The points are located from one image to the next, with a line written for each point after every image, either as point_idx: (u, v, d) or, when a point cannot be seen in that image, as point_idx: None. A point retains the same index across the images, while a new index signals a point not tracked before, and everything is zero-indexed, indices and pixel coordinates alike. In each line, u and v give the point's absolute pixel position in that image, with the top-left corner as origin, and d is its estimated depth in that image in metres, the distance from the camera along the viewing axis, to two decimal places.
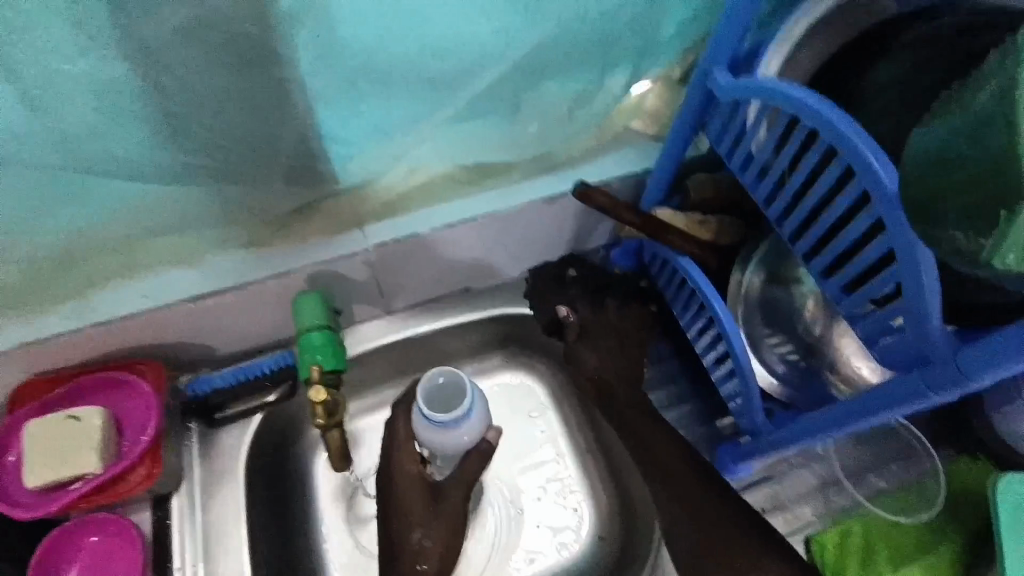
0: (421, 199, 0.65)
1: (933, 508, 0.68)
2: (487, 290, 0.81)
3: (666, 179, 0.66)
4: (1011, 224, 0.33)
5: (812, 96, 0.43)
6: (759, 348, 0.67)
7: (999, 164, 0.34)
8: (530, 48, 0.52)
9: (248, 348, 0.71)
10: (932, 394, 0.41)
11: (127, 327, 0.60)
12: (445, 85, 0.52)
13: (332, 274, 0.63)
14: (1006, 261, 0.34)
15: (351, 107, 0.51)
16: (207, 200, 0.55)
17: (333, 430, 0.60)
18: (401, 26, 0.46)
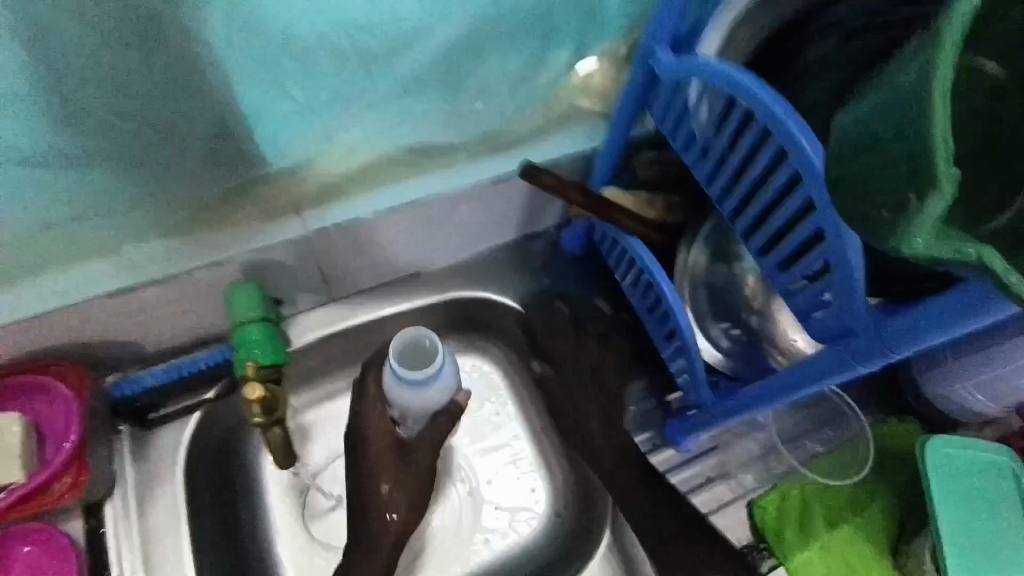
0: (362, 180, 0.63)
1: (861, 470, 0.73)
2: (437, 274, 0.80)
3: (613, 158, 0.66)
4: (919, 209, 0.31)
5: (748, 76, 0.44)
6: (704, 322, 0.70)
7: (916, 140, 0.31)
8: (458, 16, 0.51)
9: (181, 343, 0.67)
10: (857, 364, 0.43)
11: (41, 326, 0.55)
12: (370, 56, 0.51)
13: (269, 262, 0.60)
14: (913, 246, 0.31)
15: (273, 76, 0.49)
16: (123, 183, 0.52)
17: (275, 426, 0.58)
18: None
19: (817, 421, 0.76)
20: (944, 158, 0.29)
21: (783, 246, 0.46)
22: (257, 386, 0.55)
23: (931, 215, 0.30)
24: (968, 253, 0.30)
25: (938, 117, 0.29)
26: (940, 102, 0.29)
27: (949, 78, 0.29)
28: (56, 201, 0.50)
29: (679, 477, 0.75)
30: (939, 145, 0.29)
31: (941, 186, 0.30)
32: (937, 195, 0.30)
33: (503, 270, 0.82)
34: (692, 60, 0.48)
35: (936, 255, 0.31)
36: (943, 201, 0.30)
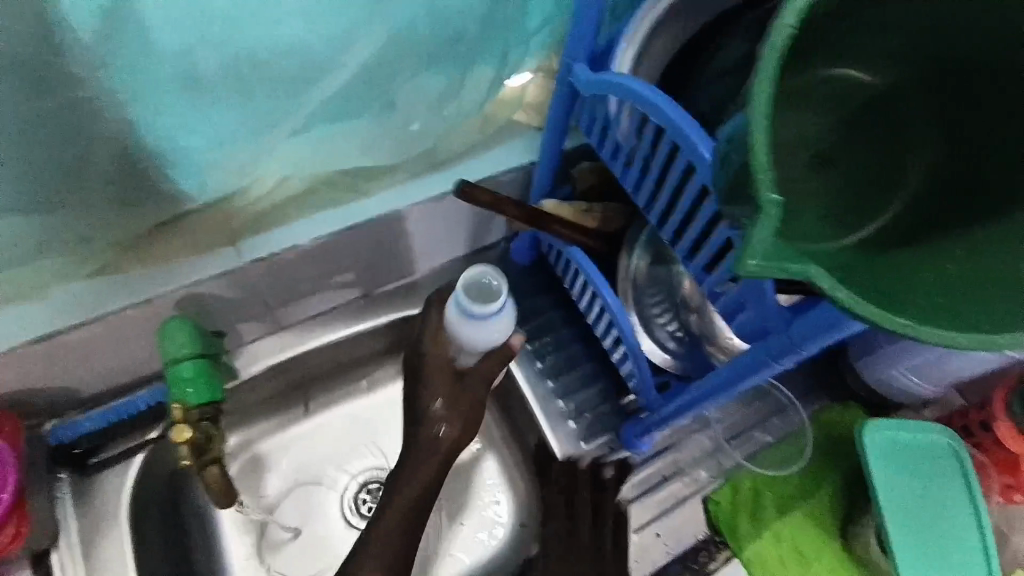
0: (297, 208, 0.62)
1: (802, 459, 0.75)
2: (387, 294, 0.79)
3: (549, 170, 0.67)
4: (753, 227, 0.30)
5: (655, 93, 0.45)
6: (650, 327, 0.71)
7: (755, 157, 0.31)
8: (370, 44, 0.50)
9: (121, 383, 0.66)
10: (776, 363, 0.45)
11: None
12: (282, 91, 0.49)
13: (203, 296, 0.59)
14: (745, 268, 0.30)
15: (184, 119, 0.47)
16: (42, 230, 0.50)
17: (211, 466, 0.57)
18: (218, 33, 0.43)
19: (767, 413, 0.77)
20: (767, 183, 0.30)
21: (703, 252, 0.47)
22: (184, 430, 0.55)
23: (759, 238, 0.30)
24: (795, 271, 0.30)
25: (757, 140, 0.30)
26: (759, 127, 0.30)
27: (767, 100, 0.30)
28: None
29: (635, 480, 0.75)
30: (759, 171, 0.30)
31: (765, 210, 0.30)
32: (764, 219, 0.30)
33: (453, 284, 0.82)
34: (605, 77, 0.49)
35: (769, 277, 0.30)
36: (770, 224, 0.30)
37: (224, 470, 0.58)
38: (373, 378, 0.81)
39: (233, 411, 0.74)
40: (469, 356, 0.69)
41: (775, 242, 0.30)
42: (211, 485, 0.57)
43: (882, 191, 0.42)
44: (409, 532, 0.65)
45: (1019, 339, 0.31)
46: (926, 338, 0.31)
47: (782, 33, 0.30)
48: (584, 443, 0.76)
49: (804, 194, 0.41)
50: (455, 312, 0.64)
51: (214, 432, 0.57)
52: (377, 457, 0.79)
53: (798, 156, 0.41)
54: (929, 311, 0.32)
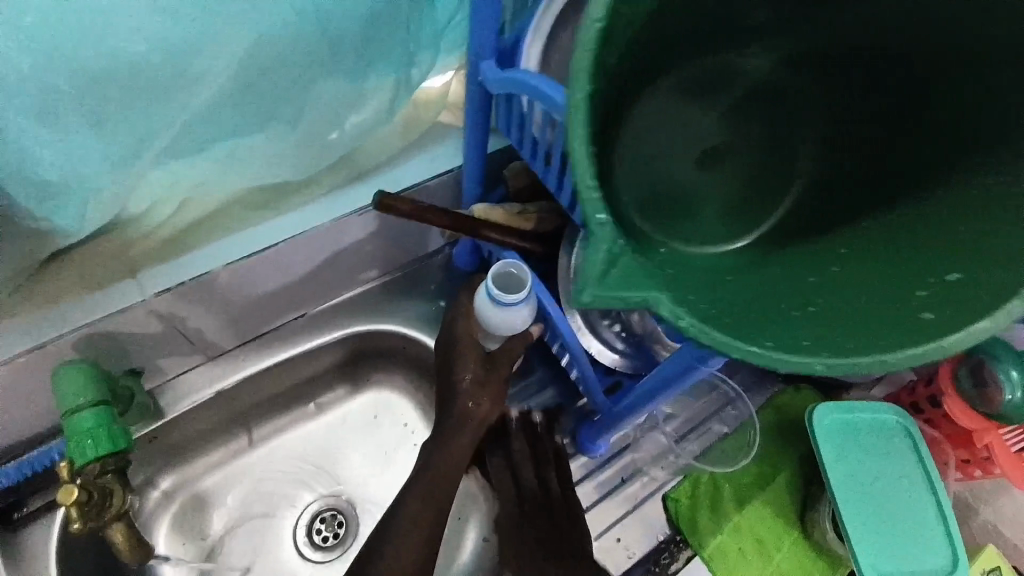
0: (208, 232, 0.59)
1: (751, 450, 0.74)
2: (326, 312, 0.76)
3: (477, 174, 0.64)
4: (586, 252, 0.31)
5: (556, 91, 0.43)
6: (596, 329, 0.68)
7: (583, 176, 0.31)
8: (250, 46, 0.47)
9: (36, 432, 0.61)
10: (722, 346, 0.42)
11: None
12: (156, 96, 0.45)
13: (110, 334, 0.56)
14: (582, 298, 0.30)
15: (49, 145, 0.43)
16: None
17: (115, 521, 0.54)
18: (57, 53, 0.40)
19: (721, 404, 0.77)
20: (593, 204, 0.31)
21: None
22: (72, 488, 0.49)
23: (589, 269, 0.31)
24: (634, 299, 0.31)
25: (578, 159, 0.31)
26: (576, 146, 0.31)
27: (580, 112, 0.31)
28: None
29: (594, 484, 0.73)
30: (583, 192, 0.31)
31: (593, 233, 0.31)
32: (593, 242, 0.31)
33: (396, 297, 0.78)
34: (512, 75, 0.46)
35: (607, 306, 0.31)
36: (601, 247, 0.31)
37: (130, 522, 0.55)
38: (321, 400, 0.78)
39: (165, 452, 0.70)
40: (495, 340, 0.68)
41: (611, 267, 0.31)
42: (115, 539, 0.54)
43: (780, 183, 0.46)
44: (439, 518, 0.60)
45: (877, 363, 0.31)
46: (781, 363, 0.31)
47: (586, 43, 0.30)
48: None
49: (700, 196, 0.44)
50: (481, 298, 0.63)
51: (114, 485, 0.54)
52: (329, 482, 0.76)
53: (688, 154, 0.43)
54: (793, 332, 0.33)
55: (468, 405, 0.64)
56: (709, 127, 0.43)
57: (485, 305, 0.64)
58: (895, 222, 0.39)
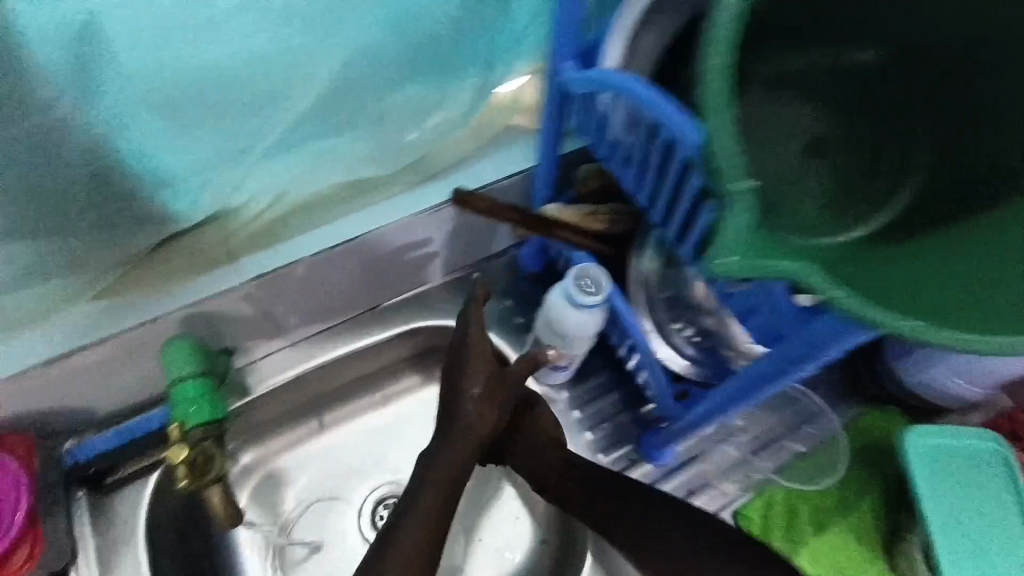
0: (295, 225, 0.61)
1: (837, 472, 0.71)
2: (399, 305, 0.78)
3: (551, 176, 0.64)
4: (723, 222, 0.32)
5: (665, 99, 0.42)
6: (664, 331, 0.67)
7: (716, 150, 0.32)
8: (345, 51, 0.50)
9: (133, 403, 0.65)
10: (820, 353, 0.40)
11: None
12: (261, 103, 0.50)
13: (207, 313, 0.59)
14: (718, 264, 0.32)
15: (163, 137, 0.47)
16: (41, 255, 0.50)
17: (212, 484, 0.57)
18: (179, 54, 0.44)
19: (798, 421, 0.73)
20: (732, 173, 0.32)
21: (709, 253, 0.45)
22: (181, 450, 0.56)
23: (727, 235, 0.32)
24: (770, 266, 0.31)
25: (716, 132, 0.32)
26: (717, 112, 0.32)
27: (718, 88, 0.32)
28: None
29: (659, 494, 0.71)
30: (722, 159, 0.32)
31: (731, 201, 0.32)
32: (733, 210, 0.32)
33: (463, 294, 0.80)
34: (596, 74, 0.46)
35: (741, 273, 0.32)
36: (739, 212, 0.32)
37: (226, 487, 0.59)
38: (388, 389, 0.80)
39: (245, 428, 0.74)
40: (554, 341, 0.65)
41: (746, 236, 0.32)
42: (213, 502, 0.58)
43: (896, 173, 0.45)
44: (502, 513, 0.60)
45: (1008, 339, 0.31)
46: (920, 337, 0.31)
47: (726, 20, 0.31)
48: (602, 454, 0.74)
49: (810, 183, 0.44)
50: (553, 293, 0.61)
51: (214, 450, 0.57)
52: (390, 470, 0.77)
53: (792, 145, 0.45)
54: (925, 305, 0.33)
55: (472, 416, 0.60)
56: (811, 118, 0.46)
57: (543, 318, 0.64)
58: (1005, 214, 0.38)
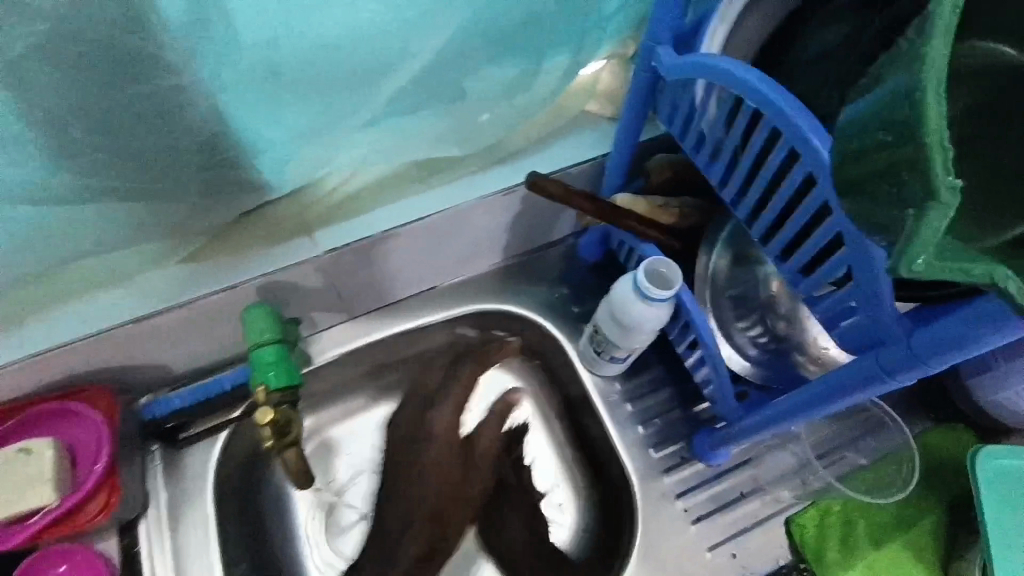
0: (369, 201, 0.62)
1: (908, 485, 0.68)
2: (458, 287, 0.79)
3: (624, 164, 0.63)
4: (918, 223, 0.28)
5: (780, 92, 0.39)
6: (728, 331, 0.66)
7: (913, 142, 0.28)
8: (446, 34, 0.49)
9: (203, 366, 0.67)
10: (925, 364, 0.37)
11: (51, 364, 0.54)
12: (360, 83, 0.49)
13: (281, 283, 0.60)
14: (914, 266, 0.28)
15: (263, 111, 0.47)
16: (130, 216, 0.50)
17: (290, 447, 0.61)
18: (293, 29, 0.42)
19: (858, 433, 0.72)
20: (943, 168, 0.27)
21: (801, 251, 0.43)
22: (268, 412, 0.58)
23: (926, 235, 0.27)
24: (975, 270, 0.28)
25: (931, 117, 0.27)
26: (932, 99, 0.27)
27: (941, 66, 0.27)
28: (69, 239, 0.49)
29: (708, 495, 0.71)
30: (934, 149, 0.27)
31: (942, 199, 0.27)
32: (937, 209, 0.27)
33: (520, 281, 0.81)
34: (694, 60, 0.45)
35: (941, 275, 0.28)
36: (945, 214, 0.27)
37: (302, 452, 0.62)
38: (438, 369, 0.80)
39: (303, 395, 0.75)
40: (611, 329, 0.65)
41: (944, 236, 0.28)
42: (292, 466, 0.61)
43: None
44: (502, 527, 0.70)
45: None
46: None
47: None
48: (653, 450, 0.73)
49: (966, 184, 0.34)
50: (620, 283, 0.60)
51: (291, 416, 0.60)
52: None
53: None
54: None
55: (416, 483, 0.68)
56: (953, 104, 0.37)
57: (606, 307, 0.64)
58: None
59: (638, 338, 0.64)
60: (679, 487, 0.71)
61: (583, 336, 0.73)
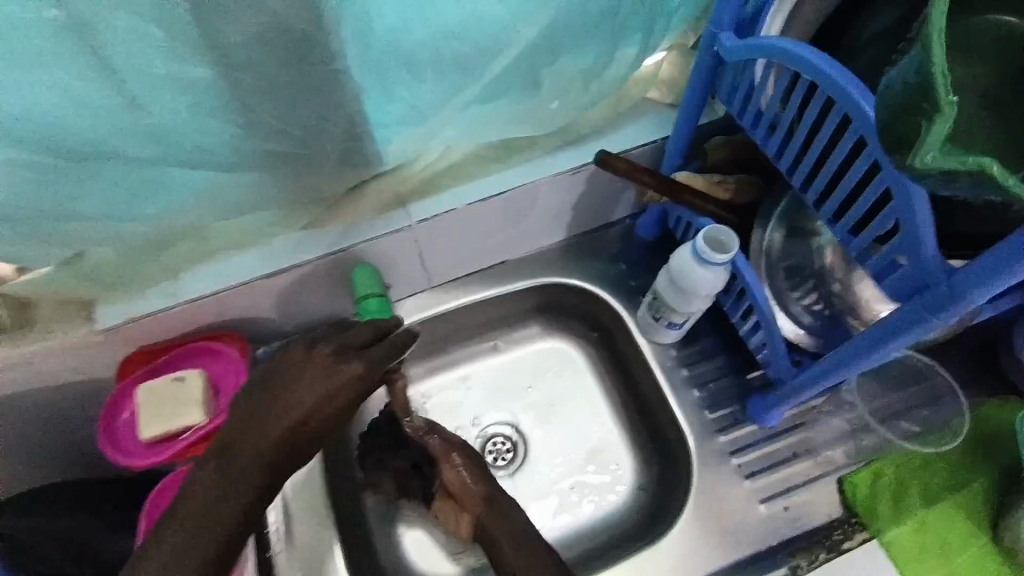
0: (454, 177, 0.71)
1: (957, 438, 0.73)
2: (525, 262, 0.87)
3: (684, 143, 0.69)
4: (930, 126, 0.33)
5: (834, 65, 0.45)
6: (785, 301, 0.71)
7: (924, 71, 0.33)
8: (543, 23, 0.56)
9: (310, 323, 0.77)
10: (965, 299, 0.41)
11: (202, 308, 0.65)
12: (468, 67, 0.56)
13: (381, 247, 0.69)
14: (923, 160, 0.33)
15: (386, 93, 0.56)
16: (274, 183, 0.59)
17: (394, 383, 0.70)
18: (423, 21, 0.51)
19: (912, 402, 0.76)
20: (944, 86, 0.32)
21: (852, 211, 0.49)
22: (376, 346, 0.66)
23: (935, 133, 0.32)
24: (976, 161, 0.32)
25: (935, 51, 0.33)
26: (935, 41, 0.33)
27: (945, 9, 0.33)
28: (225, 201, 0.58)
29: (763, 453, 0.76)
30: (935, 73, 0.33)
31: (942, 110, 0.32)
32: (940, 118, 0.32)
33: (581, 257, 0.88)
34: (755, 41, 0.51)
35: (942, 169, 0.33)
36: (947, 120, 0.32)
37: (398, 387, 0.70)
38: (502, 340, 0.91)
39: None
40: (671, 292, 0.71)
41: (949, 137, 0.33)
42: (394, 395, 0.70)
43: None
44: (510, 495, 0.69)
45: None
46: None
47: None
48: (707, 412, 0.78)
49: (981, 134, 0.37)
50: (684, 250, 0.66)
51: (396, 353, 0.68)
52: (507, 411, 0.88)
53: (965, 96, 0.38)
54: None
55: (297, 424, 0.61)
56: (971, 69, 0.39)
57: (667, 273, 0.70)
58: None
59: (697, 302, 0.70)
60: (733, 446, 0.76)
61: (643, 306, 0.80)
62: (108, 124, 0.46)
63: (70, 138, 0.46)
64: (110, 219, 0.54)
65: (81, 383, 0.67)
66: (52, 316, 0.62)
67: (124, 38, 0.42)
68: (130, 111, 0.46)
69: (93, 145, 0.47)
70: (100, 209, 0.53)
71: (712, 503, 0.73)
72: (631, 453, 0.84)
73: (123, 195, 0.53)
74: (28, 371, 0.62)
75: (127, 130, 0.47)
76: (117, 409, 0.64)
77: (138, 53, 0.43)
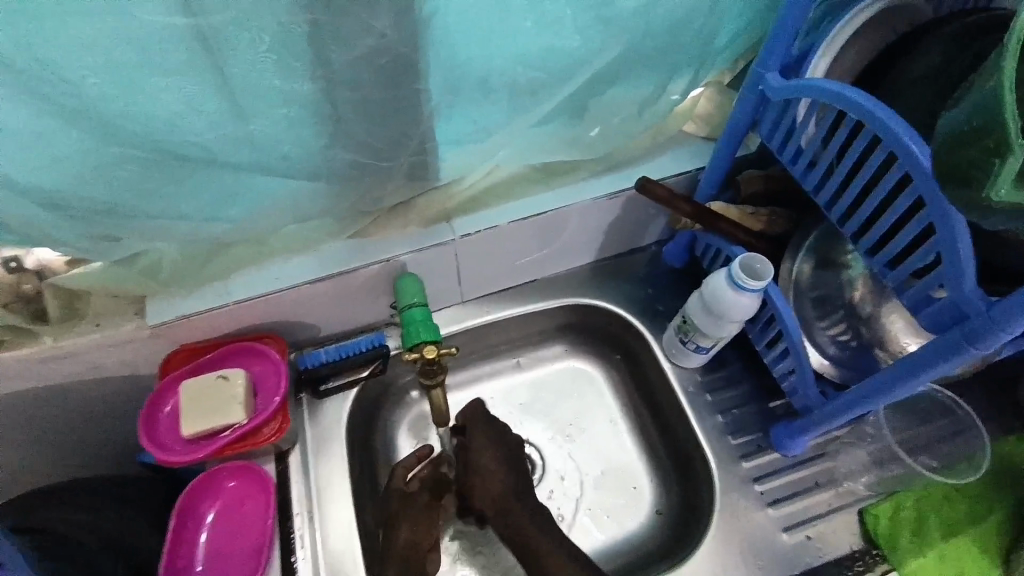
0: (499, 195, 0.73)
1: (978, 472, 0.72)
2: (555, 282, 0.89)
3: (719, 174, 0.72)
4: (1003, 165, 0.38)
5: (881, 107, 0.48)
6: (811, 331, 0.73)
7: (994, 115, 0.39)
8: (612, 56, 0.60)
9: (345, 330, 0.78)
10: (1002, 331, 0.43)
11: (251, 308, 0.66)
12: (538, 92, 0.60)
13: (425, 260, 0.71)
14: (998, 195, 0.39)
15: (460, 114, 0.59)
16: (338, 192, 0.62)
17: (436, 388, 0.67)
18: (508, 51, 0.54)
19: (934, 436, 0.77)
20: (1016, 130, 0.38)
21: (891, 245, 0.51)
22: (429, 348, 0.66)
23: (1008, 171, 0.38)
24: None
25: (1006, 101, 0.38)
26: (1007, 91, 0.38)
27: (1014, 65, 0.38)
28: (290, 206, 0.61)
29: (787, 480, 0.76)
30: (1008, 119, 0.38)
31: (1014, 152, 0.38)
32: (1012, 158, 0.38)
33: (608, 280, 0.90)
34: (801, 82, 0.55)
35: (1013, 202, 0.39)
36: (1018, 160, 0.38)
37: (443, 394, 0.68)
38: (526, 357, 0.92)
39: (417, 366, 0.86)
40: (704, 316, 0.73)
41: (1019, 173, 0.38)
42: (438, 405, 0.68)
43: None
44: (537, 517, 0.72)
45: None
46: None
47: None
48: (730, 437, 0.79)
49: None
50: (720, 277, 0.68)
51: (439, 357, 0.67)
52: (528, 429, 0.88)
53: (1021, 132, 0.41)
54: None
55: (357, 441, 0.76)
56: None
57: (701, 298, 0.72)
58: None
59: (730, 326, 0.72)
60: (757, 472, 0.77)
61: (671, 328, 0.82)
62: (210, 131, 0.49)
63: (169, 138, 0.48)
64: (186, 216, 0.56)
65: (117, 378, 0.67)
66: (101, 310, 0.63)
67: (244, 52, 0.45)
68: (231, 119, 0.49)
69: (193, 147, 0.50)
70: (180, 206, 0.55)
71: (737, 528, 0.74)
72: (652, 475, 0.85)
73: (204, 193, 0.55)
74: (74, 363, 0.63)
75: (226, 136, 0.50)
76: (159, 402, 0.65)
77: (250, 68, 0.46)
